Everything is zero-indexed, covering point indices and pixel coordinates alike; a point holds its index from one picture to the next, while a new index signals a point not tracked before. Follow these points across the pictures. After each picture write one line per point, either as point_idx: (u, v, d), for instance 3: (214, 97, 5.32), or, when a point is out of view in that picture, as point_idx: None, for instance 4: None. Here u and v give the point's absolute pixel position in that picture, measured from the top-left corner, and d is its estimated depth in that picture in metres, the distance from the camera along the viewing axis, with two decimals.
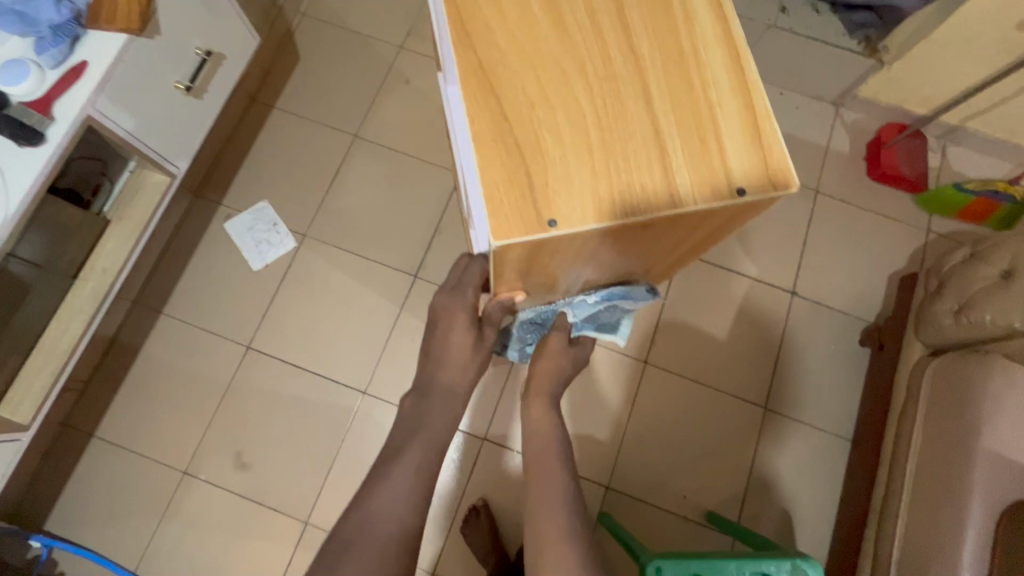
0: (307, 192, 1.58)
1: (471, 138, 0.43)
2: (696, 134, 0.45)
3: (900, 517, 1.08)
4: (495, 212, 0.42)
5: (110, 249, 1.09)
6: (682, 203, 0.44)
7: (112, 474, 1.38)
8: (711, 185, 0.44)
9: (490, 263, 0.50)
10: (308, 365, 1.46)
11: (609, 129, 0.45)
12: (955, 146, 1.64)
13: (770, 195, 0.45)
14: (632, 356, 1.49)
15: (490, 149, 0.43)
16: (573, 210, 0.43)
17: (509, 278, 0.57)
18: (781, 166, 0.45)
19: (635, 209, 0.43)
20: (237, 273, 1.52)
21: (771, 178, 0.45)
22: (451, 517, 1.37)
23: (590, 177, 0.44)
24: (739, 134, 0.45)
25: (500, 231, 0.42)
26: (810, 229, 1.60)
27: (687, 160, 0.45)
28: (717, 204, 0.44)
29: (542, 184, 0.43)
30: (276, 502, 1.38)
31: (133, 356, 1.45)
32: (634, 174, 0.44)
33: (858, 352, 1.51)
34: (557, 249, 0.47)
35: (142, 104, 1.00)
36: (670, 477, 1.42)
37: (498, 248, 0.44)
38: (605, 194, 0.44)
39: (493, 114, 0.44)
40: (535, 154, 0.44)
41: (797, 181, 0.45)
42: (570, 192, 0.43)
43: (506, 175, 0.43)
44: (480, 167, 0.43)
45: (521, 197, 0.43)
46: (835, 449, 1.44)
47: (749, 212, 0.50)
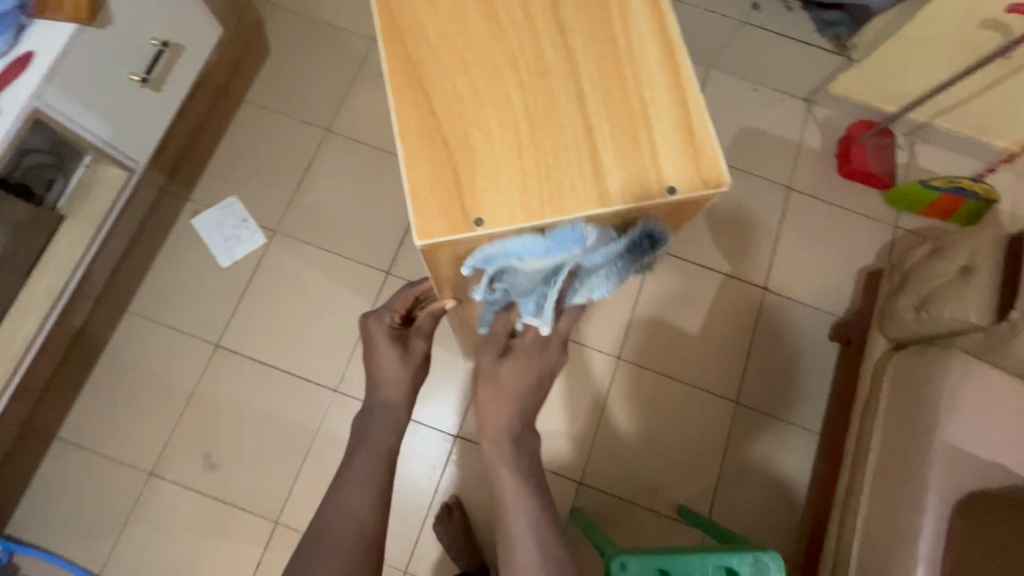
0: (277, 187, 1.55)
1: (398, 135, 0.43)
2: (628, 132, 0.45)
3: (862, 509, 1.11)
4: (421, 211, 0.42)
5: (64, 247, 1.06)
6: (612, 201, 0.43)
7: (76, 476, 1.35)
8: (642, 183, 0.44)
9: (427, 263, 0.49)
10: (278, 363, 1.44)
11: (540, 126, 0.44)
12: (923, 143, 1.67)
13: (701, 193, 0.44)
14: (605, 352, 1.49)
15: (416, 146, 0.43)
16: (501, 208, 0.42)
17: (452, 277, 0.56)
18: (714, 164, 0.45)
19: (563, 207, 0.43)
20: (205, 269, 1.49)
21: (703, 177, 0.44)
22: (424, 515, 1.37)
23: (519, 175, 0.43)
24: (671, 131, 0.45)
25: (424, 230, 0.42)
26: (782, 225, 1.61)
27: (617, 157, 0.44)
28: (648, 202, 0.44)
29: (470, 181, 0.43)
30: (245, 502, 1.36)
31: (97, 355, 1.42)
32: (563, 171, 0.43)
33: (827, 346, 1.54)
34: (490, 247, 0.47)
35: (95, 98, 0.97)
36: (643, 471, 1.43)
37: (425, 247, 0.43)
38: (534, 191, 0.43)
39: (420, 112, 0.44)
40: (463, 153, 0.43)
41: (729, 178, 0.44)
42: (497, 190, 0.43)
43: (432, 173, 0.43)
44: (405, 165, 0.43)
45: (447, 195, 0.42)
46: (804, 442, 1.47)
47: (686, 211, 0.49)
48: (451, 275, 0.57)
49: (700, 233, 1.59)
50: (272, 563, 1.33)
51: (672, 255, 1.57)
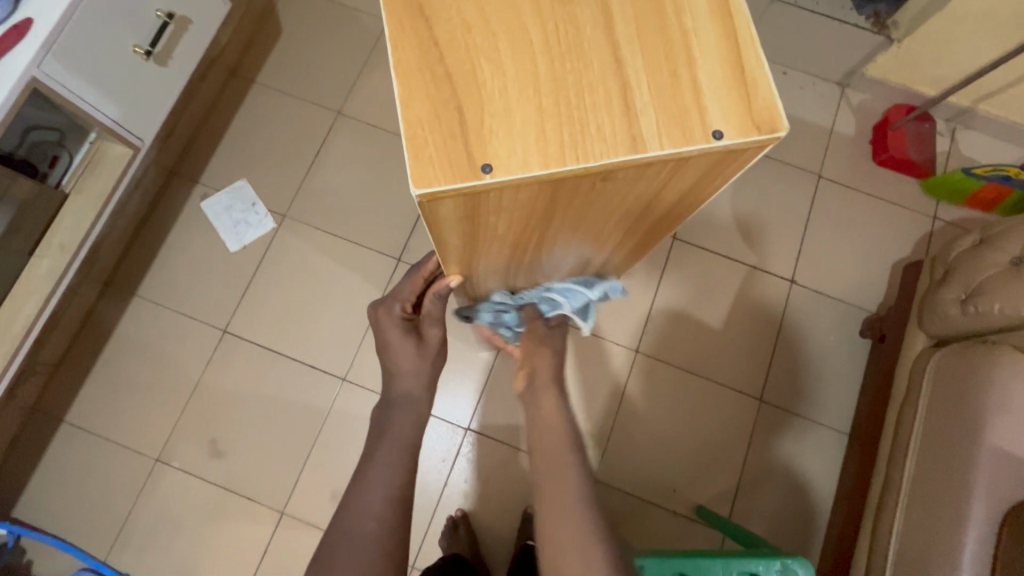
0: (288, 171, 1.52)
1: (396, 69, 0.38)
2: (665, 68, 0.39)
3: (897, 516, 1.03)
4: (419, 155, 0.37)
5: (67, 225, 1.03)
6: (645, 146, 0.38)
7: (83, 461, 1.34)
8: (681, 126, 0.38)
9: (428, 221, 0.44)
10: (286, 351, 1.41)
11: (561, 61, 0.39)
12: (965, 130, 1.57)
13: (751, 140, 0.38)
14: (623, 345, 1.43)
15: (416, 81, 0.38)
16: (514, 153, 0.37)
17: (457, 241, 0.51)
18: (767, 105, 0.39)
19: (588, 153, 0.37)
20: (214, 253, 1.46)
21: (754, 120, 0.38)
22: (432, 510, 1.33)
23: (536, 117, 0.38)
24: (716, 69, 0.39)
25: (423, 177, 0.37)
26: (811, 215, 1.53)
27: (652, 97, 0.38)
28: (687, 148, 0.38)
29: (477, 123, 0.37)
30: (251, 491, 1.33)
31: (105, 339, 1.40)
32: (588, 113, 0.38)
33: (858, 343, 1.45)
34: (499, 202, 0.42)
35: (98, 71, 0.93)
36: (660, 469, 1.37)
37: (424, 199, 0.38)
38: (553, 135, 0.38)
39: (421, 42, 0.38)
40: (471, 89, 0.38)
41: (785, 123, 0.38)
42: (509, 133, 0.37)
43: (433, 111, 0.37)
44: (402, 103, 0.37)
45: (451, 137, 0.37)
46: (832, 443, 1.39)
47: (729, 165, 0.44)
48: (455, 239, 0.52)
49: (724, 222, 1.52)
50: (277, 554, 1.30)
51: (694, 245, 1.50)
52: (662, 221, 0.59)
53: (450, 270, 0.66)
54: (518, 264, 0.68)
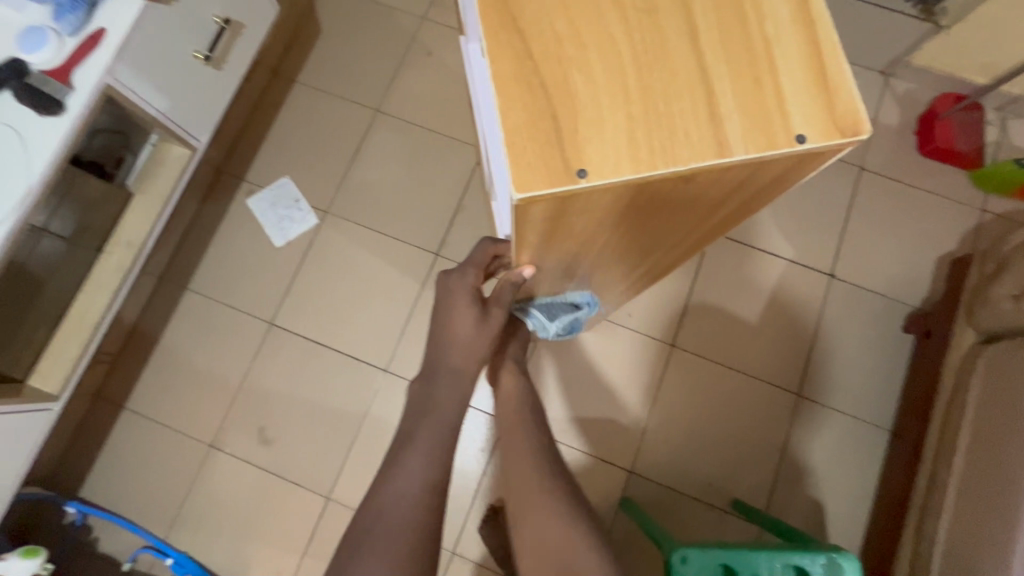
0: (329, 168, 1.56)
1: (493, 77, 0.39)
2: (749, 73, 0.40)
3: (946, 513, 1.02)
4: (518, 161, 0.39)
5: (133, 223, 1.09)
6: (731, 151, 0.39)
7: (142, 446, 1.41)
8: (767, 131, 0.40)
9: (513, 222, 0.46)
10: (330, 342, 1.46)
11: (649, 67, 0.40)
12: (1017, 118, 1.52)
13: (833, 143, 0.40)
14: (659, 338, 1.44)
15: (512, 89, 0.39)
16: (607, 159, 0.39)
17: (531, 241, 0.53)
18: (848, 109, 0.40)
19: (676, 157, 0.39)
20: (260, 248, 1.52)
21: (835, 124, 0.40)
22: (472, 497, 1.37)
23: (626, 122, 0.39)
24: (799, 74, 0.41)
25: (523, 181, 0.38)
26: (852, 208, 1.50)
27: (737, 102, 0.40)
28: (771, 152, 0.40)
29: (571, 129, 0.39)
30: (298, 477, 1.39)
31: (161, 330, 1.47)
32: (676, 118, 0.39)
33: (901, 338, 1.43)
34: (585, 204, 0.43)
35: (163, 76, 0.99)
36: (697, 462, 1.38)
37: (521, 202, 0.40)
38: (643, 139, 0.39)
39: (515, 51, 0.40)
40: (564, 96, 0.39)
41: (867, 126, 0.40)
42: (602, 138, 0.39)
43: (529, 119, 0.39)
44: (500, 110, 0.39)
45: (547, 144, 0.39)
46: (872, 439, 1.38)
47: (805, 166, 0.45)
48: (530, 239, 0.54)
49: (761, 216, 1.50)
50: (324, 536, 1.36)
51: (730, 238, 1.49)
52: (724, 218, 0.60)
53: (514, 267, 0.68)
54: (578, 261, 0.70)
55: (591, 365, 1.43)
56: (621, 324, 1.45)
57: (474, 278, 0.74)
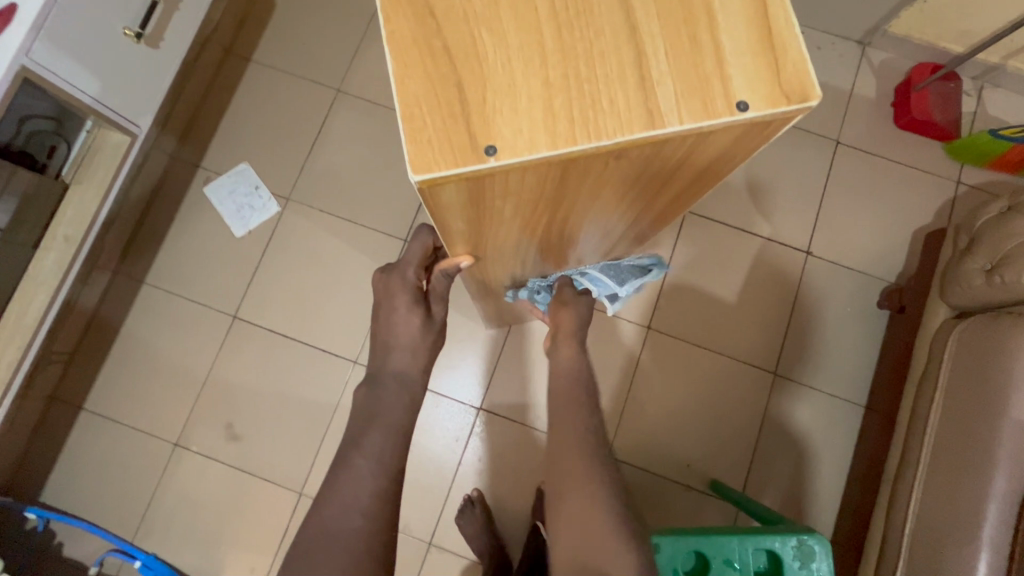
0: (290, 152, 1.49)
1: (388, 41, 0.36)
2: (684, 32, 0.37)
3: (916, 487, 1.02)
4: (416, 138, 0.36)
5: (71, 217, 1.03)
6: (664, 121, 0.36)
7: (105, 447, 1.36)
8: (703, 97, 0.37)
9: (428, 208, 0.43)
10: (297, 335, 1.41)
11: (570, 28, 0.37)
12: (993, 88, 1.50)
13: (777, 111, 0.37)
14: (635, 322, 1.41)
15: (411, 56, 0.37)
16: (517, 134, 0.36)
17: (460, 225, 0.50)
18: (796, 72, 0.37)
19: (599, 130, 0.36)
20: (220, 238, 1.45)
21: (781, 89, 0.37)
22: (447, 488, 1.34)
23: (542, 90, 0.36)
24: (742, 33, 0.37)
25: (422, 160, 0.36)
26: (828, 183, 1.48)
27: (671, 65, 0.37)
28: (708, 123, 0.37)
29: (478, 101, 0.36)
30: (268, 473, 1.35)
31: (119, 324, 1.41)
32: (600, 84, 0.37)
33: (876, 314, 1.42)
34: (505, 185, 0.41)
35: (89, 56, 0.91)
36: (674, 444, 1.37)
37: (423, 185, 0.37)
38: (562, 110, 0.37)
39: (418, 12, 0.37)
40: (472, 64, 0.37)
41: (819, 91, 0.37)
42: (514, 110, 0.36)
43: (432, 90, 0.36)
44: (397, 79, 0.36)
45: (450, 117, 0.36)
46: (847, 415, 1.38)
47: (753, 138, 0.42)
48: (457, 224, 0.51)
49: (738, 193, 1.47)
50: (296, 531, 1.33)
51: (706, 217, 1.46)
52: (679, 197, 0.57)
53: (455, 252, 0.65)
54: (526, 244, 0.66)
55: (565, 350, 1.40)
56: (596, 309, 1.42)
57: (414, 274, 0.77)
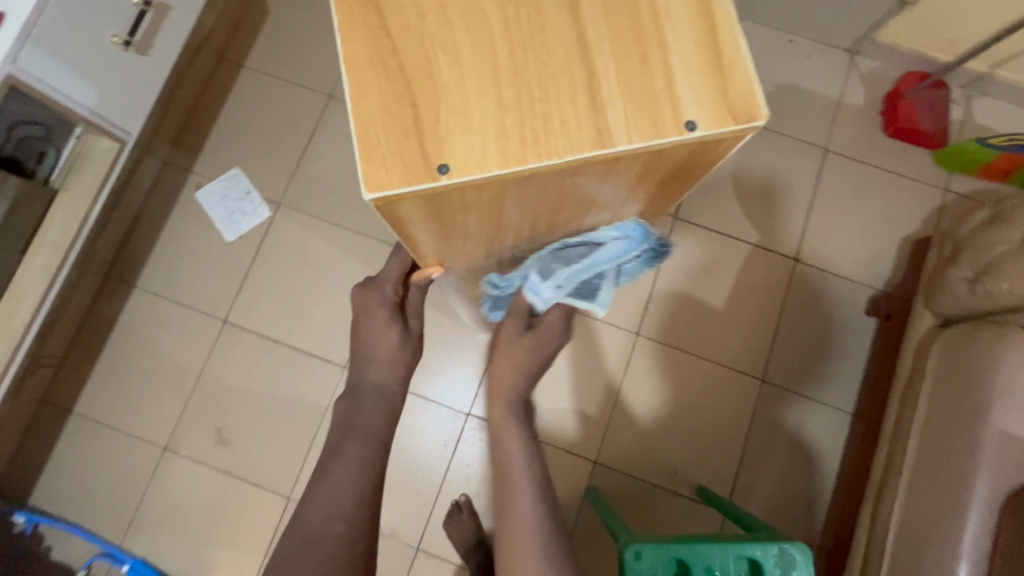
0: (281, 157, 1.50)
1: (345, 62, 0.39)
2: (634, 55, 0.40)
3: (898, 496, 1.03)
4: (372, 157, 0.38)
5: (59, 223, 1.03)
6: (612, 140, 0.38)
7: (95, 451, 1.37)
8: (652, 117, 0.39)
9: (389, 224, 0.46)
10: (287, 340, 1.42)
11: (524, 52, 0.39)
12: (980, 97, 1.51)
13: (723, 130, 0.39)
14: (624, 328, 1.42)
15: (370, 79, 0.39)
16: (468, 153, 0.38)
17: (427, 238, 0.52)
18: (741, 94, 0.39)
19: (551, 149, 0.38)
20: (211, 243, 1.45)
21: (728, 109, 0.39)
22: (436, 493, 1.35)
23: (496, 110, 0.39)
24: (690, 55, 0.40)
25: (377, 177, 0.38)
26: (817, 190, 1.49)
27: (620, 87, 0.39)
28: (657, 141, 0.39)
29: (433, 122, 0.38)
30: (257, 478, 1.36)
31: (109, 328, 1.41)
32: (552, 104, 0.39)
33: (864, 321, 1.43)
34: (463, 201, 0.43)
35: (76, 63, 0.91)
36: (662, 451, 1.38)
37: (379, 201, 0.40)
38: (514, 130, 0.39)
39: (378, 40, 0.39)
40: (429, 87, 0.39)
41: (763, 111, 0.39)
42: (467, 130, 0.39)
43: (390, 112, 0.39)
44: (354, 98, 0.39)
45: (405, 137, 0.38)
46: (834, 422, 1.38)
47: (705, 156, 0.44)
48: (425, 237, 0.53)
49: (727, 200, 1.48)
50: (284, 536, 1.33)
51: (695, 224, 1.47)
52: (644, 208, 0.59)
53: (427, 264, 0.66)
54: (498, 255, 0.68)
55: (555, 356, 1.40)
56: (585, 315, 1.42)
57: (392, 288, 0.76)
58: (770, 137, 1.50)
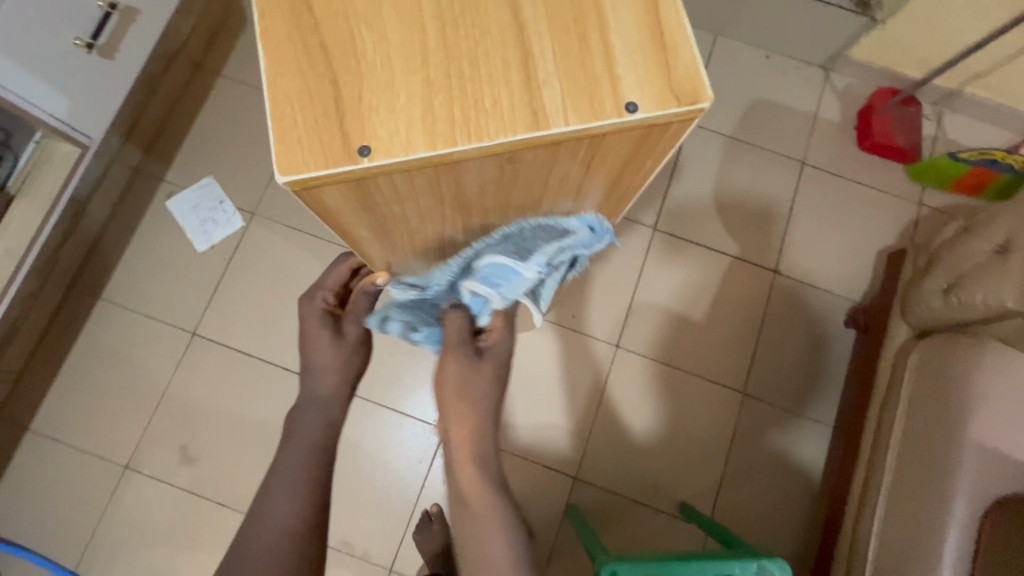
0: (257, 166, 1.47)
1: (268, 44, 0.39)
2: (572, 38, 0.39)
3: (879, 511, 1.01)
4: (285, 138, 0.38)
5: (15, 230, 1.00)
6: (546, 123, 0.37)
7: (51, 470, 1.30)
8: (584, 102, 0.38)
9: (317, 210, 0.46)
10: (258, 353, 1.38)
11: (454, 35, 0.39)
12: (951, 113, 1.54)
13: (666, 113, 0.38)
14: (604, 340, 1.40)
15: (292, 61, 0.39)
16: (388, 136, 0.38)
17: (366, 225, 0.52)
18: (682, 79, 0.38)
19: (478, 132, 0.37)
20: (181, 253, 1.42)
21: (670, 93, 0.38)
22: (410, 511, 1.30)
23: (422, 90, 0.38)
24: (630, 40, 0.39)
25: (288, 160, 0.38)
26: (795, 203, 1.50)
27: (555, 73, 0.38)
28: (593, 124, 0.38)
29: (354, 104, 0.38)
30: (223, 498, 1.30)
31: (72, 341, 1.36)
32: (484, 85, 0.38)
33: (843, 333, 1.43)
34: (390, 185, 0.42)
35: (35, 64, 0.88)
36: (643, 466, 1.35)
37: (298, 184, 0.39)
38: (440, 114, 0.38)
39: (303, 20, 0.39)
40: (352, 69, 0.39)
41: (706, 94, 0.38)
42: (390, 112, 0.38)
43: (310, 94, 0.38)
44: (272, 81, 0.39)
45: (324, 118, 0.38)
46: (815, 435, 1.37)
47: (651, 145, 0.43)
48: (365, 225, 0.53)
49: (706, 213, 1.48)
50: None
51: (675, 235, 1.47)
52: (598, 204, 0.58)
53: (377, 258, 0.66)
54: (453, 251, 0.68)
55: (528, 368, 1.38)
56: (561, 328, 1.40)
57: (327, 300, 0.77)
58: (748, 151, 1.51)
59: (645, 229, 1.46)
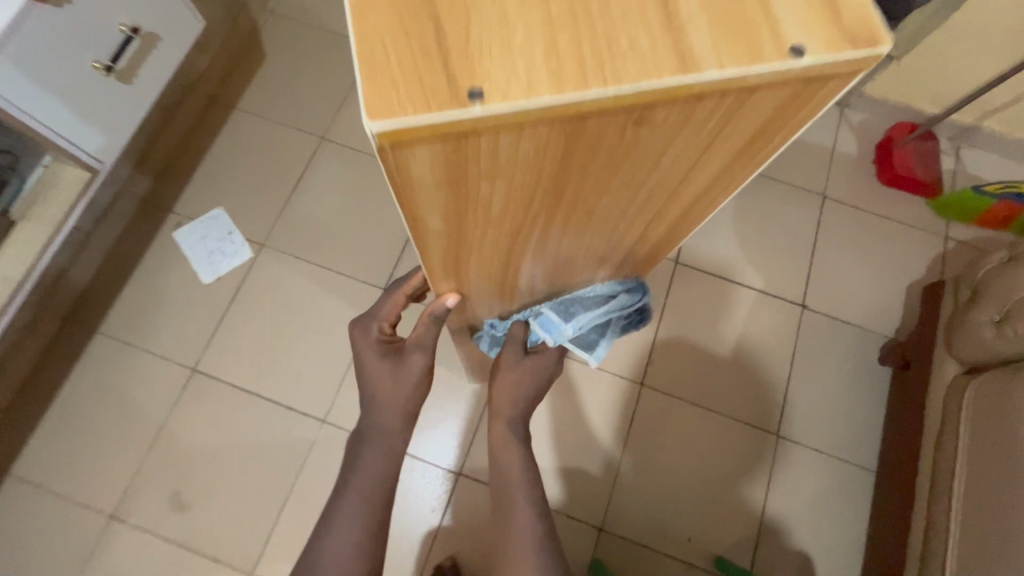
0: (268, 197, 1.44)
1: None
2: None
3: (946, 568, 0.91)
4: (372, 74, 0.30)
5: (12, 255, 0.95)
6: (699, 64, 0.31)
7: (28, 520, 1.19)
8: (746, 41, 0.31)
9: (393, 184, 0.37)
10: (261, 391, 1.29)
11: None
12: (968, 148, 1.54)
13: (839, 54, 0.32)
14: (627, 378, 1.33)
15: None
16: (504, 75, 0.30)
17: (439, 216, 0.44)
18: (857, 21, 0.33)
19: (618, 71, 0.30)
20: (186, 285, 1.36)
21: (844, 38, 0.32)
22: (421, 567, 1.19)
23: (544, 23, 0.31)
24: None
25: (375, 100, 0.29)
26: (819, 236, 1.46)
27: (705, 8, 0.32)
28: (756, 69, 0.31)
29: (460, 38, 0.31)
30: (216, 551, 1.19)
31: (63, 378, 1.28)
32: (619, 23, 0.31)
33: (878, 370, 1.36)
34: (491, 150, 0.35)
35: (50, 85, 0.86)
36: (673, 516, 1.25)
37: (384, 140, 0.31)
38: (567, 53, 0.31)
39: None
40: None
41: (890, 37, 0.32)
42: (504, 50, 0.31)
43: (402, 27, 0.31)
44: (355, 10, 0.31)
45: (420, 54, 0.30)
46: (857, 481, 1.28)
47: (798, 109, 0.37)
48: (437, 217, 0.44)
49: (727, 245, 1.44)
50: None
51: (697, 268, 1.42)
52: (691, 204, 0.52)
53: (433, 270, 0.57)
54: (518, 264, 0.60)
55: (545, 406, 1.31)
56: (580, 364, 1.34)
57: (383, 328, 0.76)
58: (767, 184, 1.49)
59: (666, 261, 1.42)
